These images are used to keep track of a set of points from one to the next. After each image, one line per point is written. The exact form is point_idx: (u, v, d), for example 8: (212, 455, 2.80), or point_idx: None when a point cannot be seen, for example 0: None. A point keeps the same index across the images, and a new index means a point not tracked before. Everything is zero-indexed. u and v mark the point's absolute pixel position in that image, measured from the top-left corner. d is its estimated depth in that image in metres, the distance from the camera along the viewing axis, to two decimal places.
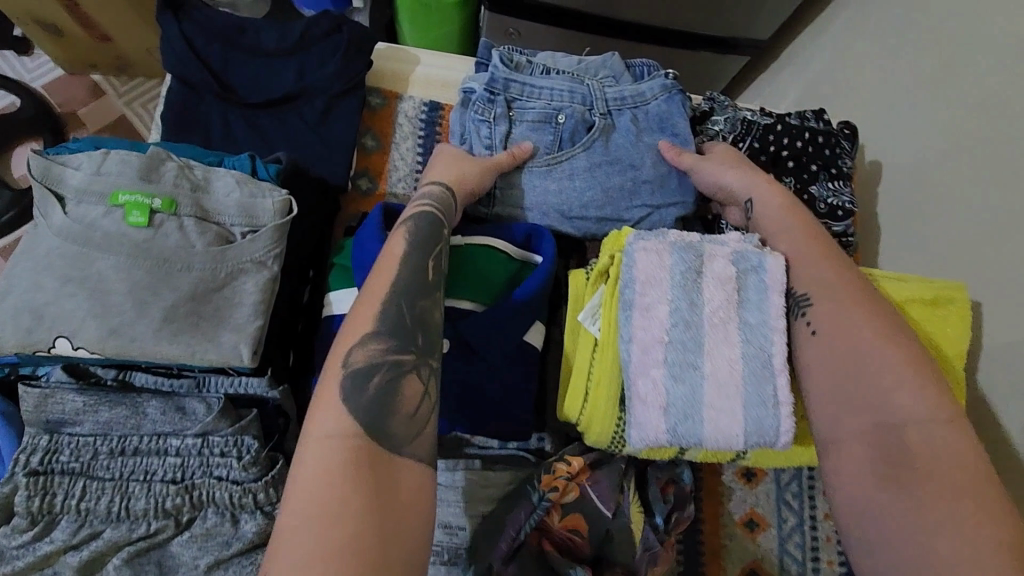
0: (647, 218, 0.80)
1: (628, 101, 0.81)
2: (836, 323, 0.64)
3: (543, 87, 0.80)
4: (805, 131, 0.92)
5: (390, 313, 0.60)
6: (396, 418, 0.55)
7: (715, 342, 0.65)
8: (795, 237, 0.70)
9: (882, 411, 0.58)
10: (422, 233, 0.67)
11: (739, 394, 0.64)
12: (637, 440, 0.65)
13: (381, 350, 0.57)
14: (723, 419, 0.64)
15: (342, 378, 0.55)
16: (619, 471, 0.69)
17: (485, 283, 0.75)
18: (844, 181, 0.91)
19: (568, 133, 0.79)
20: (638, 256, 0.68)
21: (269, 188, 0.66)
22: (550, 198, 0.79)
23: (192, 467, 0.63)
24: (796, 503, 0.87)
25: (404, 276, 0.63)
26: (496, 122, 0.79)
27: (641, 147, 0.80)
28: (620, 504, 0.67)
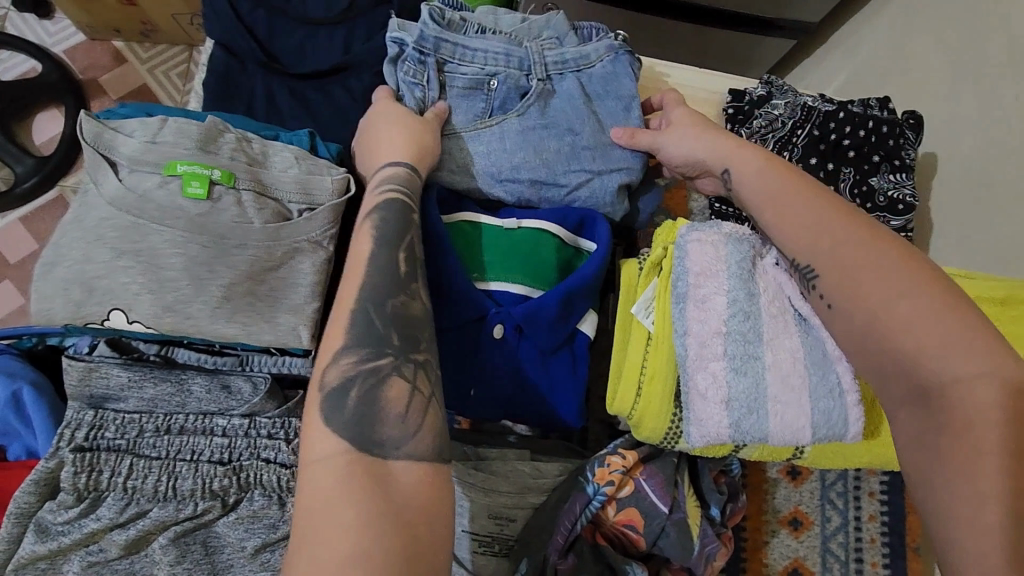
0: (589, 183, 0.77)
1: (571, 64, 0.80)
2: (848, 292, 0.58)
3: (476, 48, 0.77)
4: (869, 120, 0.88)
5: (359, 313, 0.57)
6: (383, 425, 0.52)
7: (777, 339, 0.64)
8: (786, 199, 0.65)
9: (917, 376, 0.52)
10: (389, 221, 0.63)
11: (805, 386, 0.62)
12: (696, 436, 0.63)
13: (354, 360, 0.55)
14: (788, 412, 0.62)
15: (320, 397, 0.53)
16: (672, 466, 0.67)
17: (538, 271, 0.73)
18: (908, 173, 0.87)
19: (500, 101, 0.77)
20: (690, 248, 0.68)
21: (327, 166, 0.64)
22: (482, 161, 0.75)
23: (240, 448, 0.61)
24: (841, 502, 0.85)
25: (376, 272, 0.60)
26: (429, 86, 0.75)
27: (583, 111, 0.78)
28: (676, 499, 0.64)
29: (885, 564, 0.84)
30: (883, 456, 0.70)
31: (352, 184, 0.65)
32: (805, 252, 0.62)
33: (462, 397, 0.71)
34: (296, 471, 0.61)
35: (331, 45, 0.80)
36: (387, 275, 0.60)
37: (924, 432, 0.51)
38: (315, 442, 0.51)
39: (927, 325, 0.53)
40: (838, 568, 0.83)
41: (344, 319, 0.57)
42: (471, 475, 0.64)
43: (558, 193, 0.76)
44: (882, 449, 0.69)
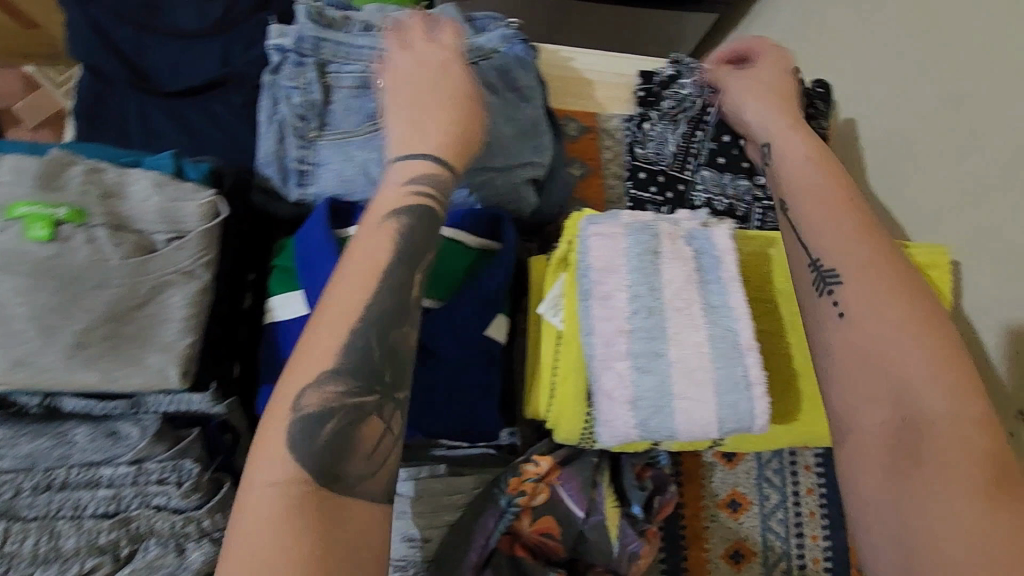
0: (489, 182, 0.73)
1: (465, 57, 0.76)
2: (866, 310, 0.59)
3: (362, 47, 0.74)
4: (778, 93, 0.85)
5: (355, 337, 0.52)
6: (352, 464, 0.50)
7: (682, 331, 0.61)
8: (825, 203, 0.67)
9: (908, 405, 0.54)
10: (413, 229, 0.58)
11: (711, 380, 0.60)
12: (607, 438, 0.62)
13: (337, 390, 0.51)
14: (696, 408, 0.60)
15: (289, 423, 0.49)
16: (590, 468, 0.66)
17: (439, 280, 0.70)
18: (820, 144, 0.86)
19: None
20: (592, 242, 0.64)
21: (193, 189, 0.60)
22: (370, 165, 0.70)
23: (127, 497, 0.58)
24: (778, 479, 0.85)
25: (381, 297, 0.54)
26: (311, 89, 0.71)
27: (480, 106, 0.74)
28: (594, 502, 0.63)
29: (825, 537, 0.84)
30: (803, 435, 0.69)
31: (224, 206, 0.62)
32: (833, 260, 0.63)
33: None
34: (190, 516, 0.59)
35: (208, 59, 0.76)
36: (400, 294, 0.55)
37: (894, 451, 0.53)
38: (265, 468, 0.48)
39: (929, 355, 0.56)
40: (779, 546, 0.83)
41: (340, 338, 0.52)
42: None
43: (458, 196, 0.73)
44: (803, 425, 0.69)
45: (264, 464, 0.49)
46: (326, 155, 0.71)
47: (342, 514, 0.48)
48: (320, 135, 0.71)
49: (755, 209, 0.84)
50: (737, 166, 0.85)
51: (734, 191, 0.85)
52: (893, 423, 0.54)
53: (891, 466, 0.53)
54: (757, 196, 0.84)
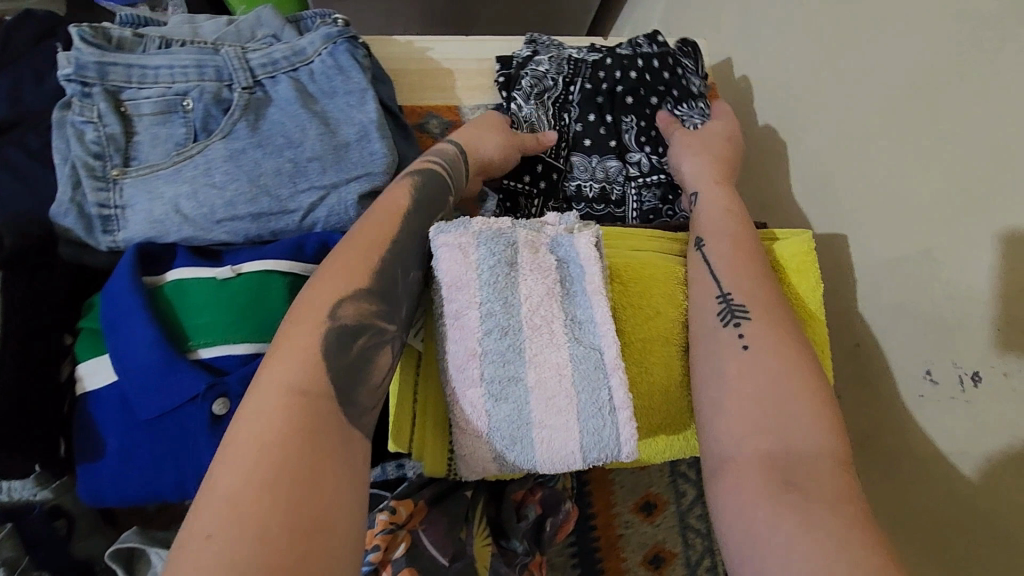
0: (322, 201, 0.66)
1: (283, 64, 0.69)
2: (768, 343, 0.54)
3: (158, 67, 0.65)
4: (637, 58, 0.79)
5: (387, 266, 0.53)
6: (365, 388, 0.48)
7: (540, 354, 0.54)
8: (737, 236, 0.63)
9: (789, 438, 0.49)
10: (424, 190, 0.61)
11: (572, 406, 0.53)
12: (464, 469, 0.56)
13: (372, 309, 0.51)
14: (556, 436, 0.54)
15: (325, 329, 0.48)
16: (461, 505, 0.60)
17: (265, 322, 0.60)
18: (692, 104, 0.80)
19: (200, 122, 0.65)
20: (442, 255, 0.55)
21: None
22: (183, 200, 0.63)
23: None
24: (693, 473, 0.81)
25: (402, 238, 0.56)
26: (103, 121, 0.63)
27: (304, 117, 0.67)
28: (460, 544, 0.58)
29: None
30: (690, 445, 0.63)
31: None
32: (737, 292, 0.58)
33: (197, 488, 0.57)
34: None
35: None
36: (417, 241, 0.57)
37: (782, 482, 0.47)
38: (287, 365, 0.46)
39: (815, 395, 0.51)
40: (700, 543, 0.78)
41: (371, 262, 0.53)
42: None
43: (289, 221, 0.66)
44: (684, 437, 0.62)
45: (284, 366, 0.46)
46: (134, 195, 0.63)
47: (341, 440, 0.45)
48: (123, 173, 0.63)
49: (628, 189, 0.78)
50: (605, 146, 0.78)
51: (604, 173, 0.77)
52: (778, 453, 0.48)
53: (780, 497, 0.46)
54: (629, 175, 0.78)
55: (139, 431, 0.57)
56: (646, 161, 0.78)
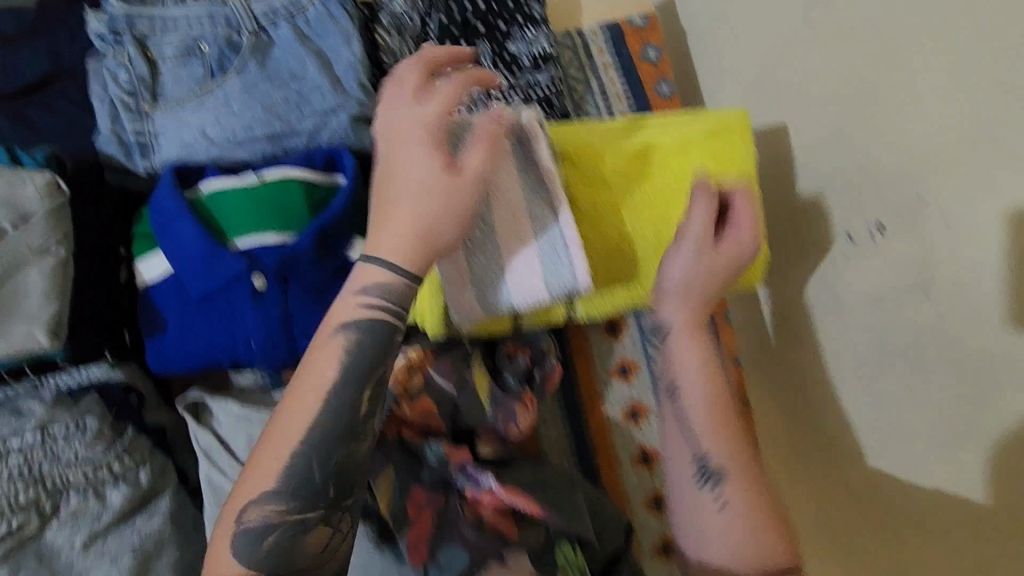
0: (325, 124, 0.78)
1: (283, 12, 0.80)
2: (742, 497, 0.64)
3: (176, 17, 0.77)
4: None
5: (300, 463, 0.53)
6: (301, 560, 0.52)
7: (504, 218, 0.64)
8: (713, 402, 0.67)
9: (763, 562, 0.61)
10: (368, 343, 0.55)
11: (532, 248, 0.65)
12: (456, 317, 0.68)
13: (277, 509, 0.52)
14: (523, 274, 0.66)
15: (231, 537, 0.52)
16: (462, 352, 0.73)
17: (288, 216, 0.73)
18: (536, 27, 0.92)
19: (216, 62, 0.77)
20: None
21: (27, 173, 0.64)
22: (207, 127, 0.75)
23: (37, 459, 0.64)
24: None
25: (325, 420, 0.54)
26: (133, 64, 0.75)
27: (304, 54, 0.79)
28: (464, 377, 0.71)
29: None
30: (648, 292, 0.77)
31: (64, 183, 0.67)
32: (718, 454, 0.65)
33: (245, 348, 0.70)
34: (100, 463, 0.66)
35: (35, 54, 0.78)
36: (338, 418, 0.54)
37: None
38: (227, 555, 0.52)
39: (766, 520, 0.63)
40: None
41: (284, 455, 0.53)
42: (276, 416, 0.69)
43: (298, 140, 0.78)
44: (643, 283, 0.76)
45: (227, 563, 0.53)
46: (165, 125, 0.75)
47: None
48: (154, 107, 0.75)
49: None
50: None
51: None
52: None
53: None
54: None
55: (193, 309, 0.70)
56: (503, 81, 0.90)
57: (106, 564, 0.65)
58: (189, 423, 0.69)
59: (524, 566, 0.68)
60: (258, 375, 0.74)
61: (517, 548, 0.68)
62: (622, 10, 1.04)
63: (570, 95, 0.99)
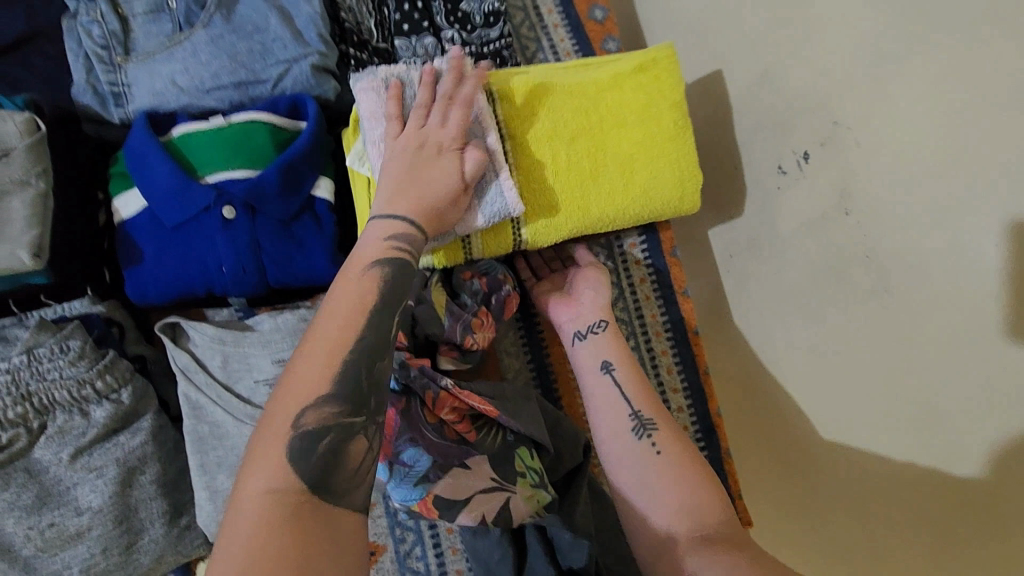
0: (287, 73, 0.84)
1: None
2: (675, 449, 0.76)
3: None
4: None
5: (351, 368, 0.56)
6: (344, 468, 0.53)
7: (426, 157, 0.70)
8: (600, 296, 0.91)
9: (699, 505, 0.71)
10: (394, 278, 0.63)
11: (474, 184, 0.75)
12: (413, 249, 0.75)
13: (333, 412, 0.54)
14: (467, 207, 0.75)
15: (288, 440, 0.52)
16: (422, 277, 0.80)
17: (255, 153, 0.78)
18: None
19: (183, 17, 0.82)
20: (361, 97, 0.76)
21: (7, 113, 0.70)
22: (177, 76, 0.81)
23: (25, 378, 0.68)
24: (615, 277, 1.00)
25: (367, 335, 0.58)
26: (105, 20, 0.81)
27: (266, 9, 0.84)
28: (422, 295, 0.78)
29: (663, 313, 1.01)
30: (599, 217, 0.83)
31: (42, 123, 0.72)
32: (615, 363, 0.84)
33: (217, 274, 0.75)
34: (83, 383, 0.70)
35: (12, 16, 0.82)
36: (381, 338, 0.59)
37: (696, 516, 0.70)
38: (270, 470, 0.51)
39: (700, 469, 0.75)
40: (625, 329, 1.00)
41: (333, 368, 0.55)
42: (248, 336, 0.74)
43: (263, 88, 0.84)
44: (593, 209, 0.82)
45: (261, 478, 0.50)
46: (137, 75, 0.81)
47: (332, 521, 0.50)
48: (126, 60, 0.81)
49: None
50: (419, 28, 0.96)
51: (424, 50, 0.96)
52: (697, 530, 0.69)
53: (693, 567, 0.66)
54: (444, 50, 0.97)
55: (167, 238, 0.75)
56: (456, 37, 0.97)
57: (92, 476, 0.69)
58: (167, 344, 0.74)
59: (484, 468, 0.74)
60: (232, 311, 0.81)
61: (476, 449, 0.75)
62: None
63: (521, 52, 1.06)
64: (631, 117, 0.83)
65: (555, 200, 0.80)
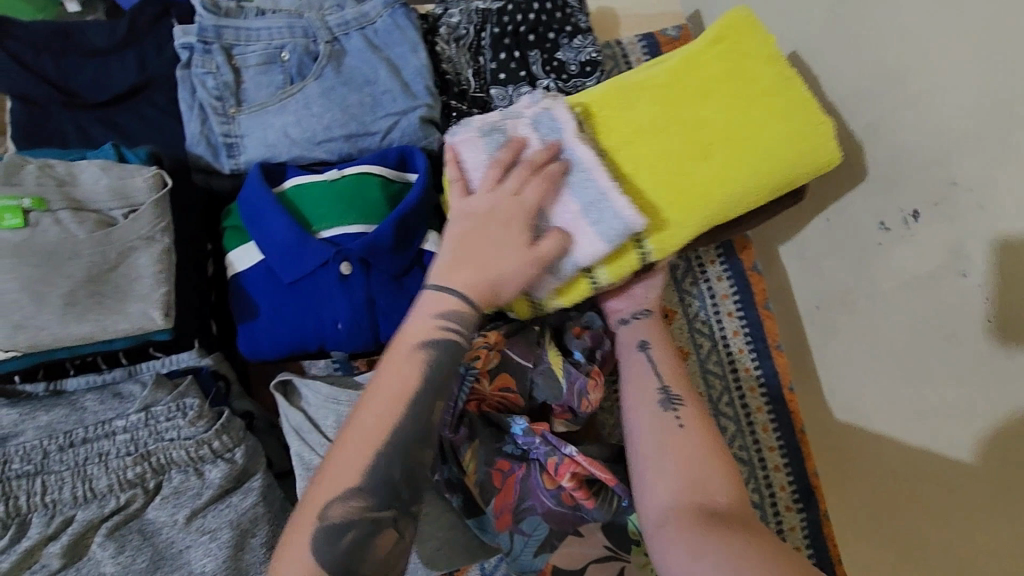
0: (396, 125, 0.84)
1: (354, 24, 0.87)
2: (697, 430, 0.67)
3: (259, 29, 0.83)
4: (533, 3, 0.98)
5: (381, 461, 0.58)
6: (367, 564, 0.57)
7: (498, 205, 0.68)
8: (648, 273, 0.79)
9: (704, 493, 0.61)
10: (438, 369, 0.63)
11: (578, 212, 0.69)
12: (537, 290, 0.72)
13: (359, 507, 0.57)
14: (579, 239, 0.69)
15: (315, 531, 0.56)
16: (534, 334, 0.78)
17: (371, 208, 0.77)
18: (583, 36, 0.98)
19: (295, 69, 0.83)
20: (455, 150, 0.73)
21: (136, 168, 0.70)
22: (289, 128, 0.81)
23: (143, 438, 0.68)
24: (708, 328, 1.00)
25: (403, 428, 0.60)
26: (220, 72, 0.81)
27: (375, 61, 0.85)
28: (539, 355, 0.76)
29: (757, 367, 0.99)
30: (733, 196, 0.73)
31: (168, 178, 0.71)
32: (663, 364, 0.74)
33: (331, 331, 0.74)
34: (200, 441, 0.69)
35: (126, 67, 0.83)
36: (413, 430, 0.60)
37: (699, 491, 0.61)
38: (297, 560, 0.55)
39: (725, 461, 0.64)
40: (719, 384, 0.99)
41: (368, 456, 0.58)
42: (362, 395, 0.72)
43: (372, 140, 0.83)
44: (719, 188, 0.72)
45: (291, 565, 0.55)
46: (250, 126, 0.81)
47: None
48: (240, 111, 0.81)
49: None
50: (517, 77, 0.96)
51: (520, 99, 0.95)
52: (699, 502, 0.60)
53: (693, 536, 0.57)
54: None
55: (284, 294, 0.74)
56: (553, 86, 0.97)
57: (206, 539, 0.67)
58: (280, 402, 0.73)
59: (598, 535, 0.70)
60: (331, 364, 0.79)
61: (591, 516, 0.71)
62: (656, 23, 1.12)
63: None
64: (718, 90, 0.74)
65: (665, 203, 0.72)
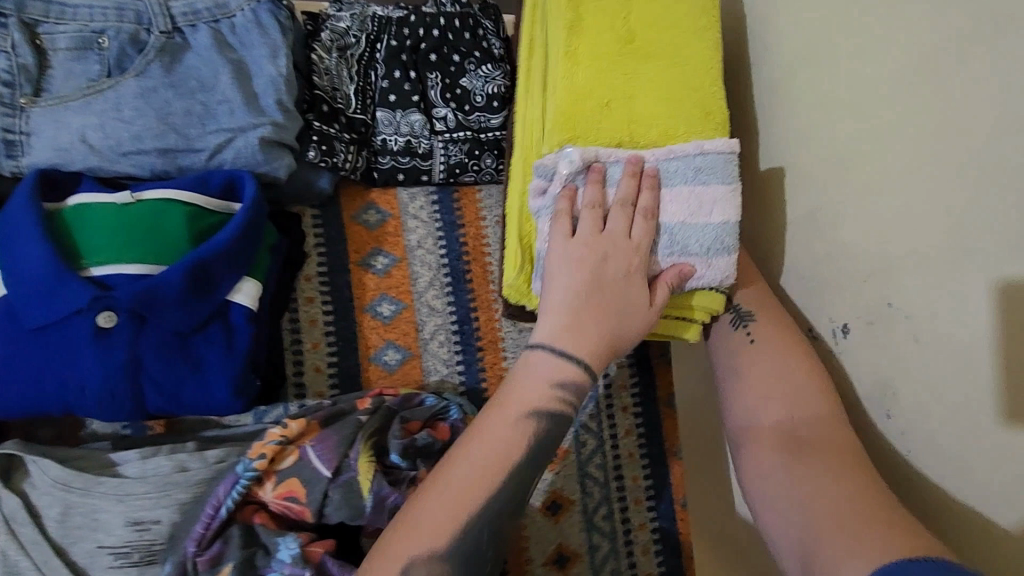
0: (230, 143, 0.69)
1: (205, 15, 0.71)
2: (772, 360, 0.57)
3: (78, 6, 0.68)
4: (439, 18, 0.82)
5: (472, 530, 0.47)
6: None
7: (606, 261, 0.53)
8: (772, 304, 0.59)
9: (798, 436, 0.53)
10: (552, 433, 0.52)
11: (692, 189, 0.54)
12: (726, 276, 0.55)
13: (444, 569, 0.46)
14: (720, 201, 0.54)
15: None
16: (351, 421, 0.63)
17: (164, 246, 0.62)
18: (496, 65, 0.83)
19: (115, 61, 0.68)
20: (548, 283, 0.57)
21: None
22: (88, 132, 0.65)
23: None
24: (596, 424, 0.83)
25: (496, 494, 0.49)
26: (15, 52, 0.65)
27: (219, 63, 0.70)
28: (345, 460, 0.59)
29: (647, 476, 0.84)
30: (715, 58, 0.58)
31: None
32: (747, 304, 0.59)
33: (76, 395, 0.59)
34: None
35: None
36: (524, 493, 0.50)
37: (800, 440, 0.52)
38: None
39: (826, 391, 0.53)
40: (598, 491, 0.82)
41: (458, 515, 0.47)
42: (101, 484, 0.57)
43: (196, 159, 0.68)
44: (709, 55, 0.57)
45: None
46: (42, 124, 0.65)
47: None
48: (32, 102, 0.65)
49: (434, 143, 0.82)
50: (409, 101, 0.81)
51: (408, 128, 0.81)
52: (788, 426, 0.54)
53: (783, 473, 0.52)
54: (433, 130, 0.81)
55: (25, 341, 0.59)
56: (451, 117, 0.82)
57: None
58: None
59: None
60: (118, 423, 0.68)
61: None
62: None
63: None
64: None
65: (696, 122, 0.56)
